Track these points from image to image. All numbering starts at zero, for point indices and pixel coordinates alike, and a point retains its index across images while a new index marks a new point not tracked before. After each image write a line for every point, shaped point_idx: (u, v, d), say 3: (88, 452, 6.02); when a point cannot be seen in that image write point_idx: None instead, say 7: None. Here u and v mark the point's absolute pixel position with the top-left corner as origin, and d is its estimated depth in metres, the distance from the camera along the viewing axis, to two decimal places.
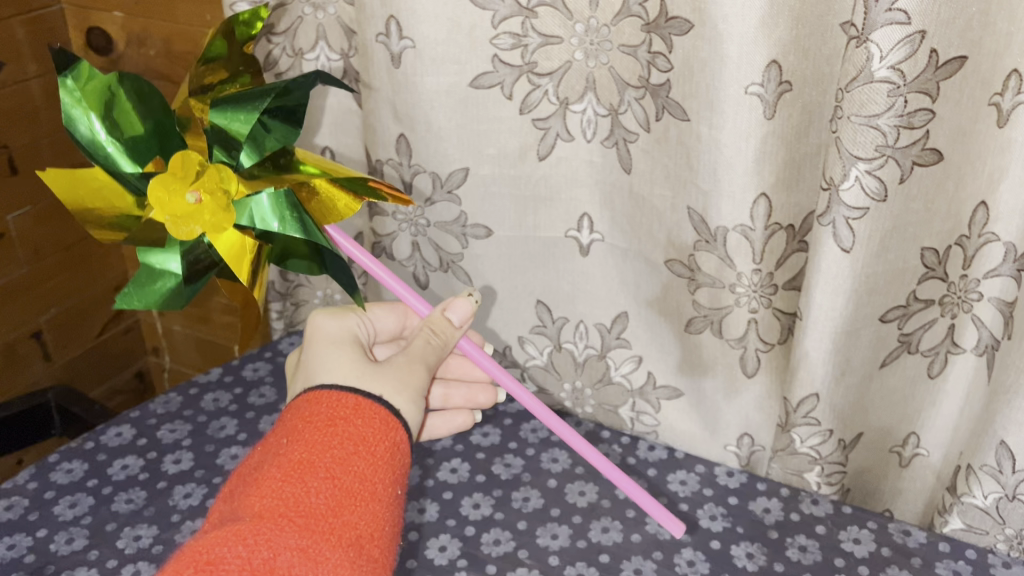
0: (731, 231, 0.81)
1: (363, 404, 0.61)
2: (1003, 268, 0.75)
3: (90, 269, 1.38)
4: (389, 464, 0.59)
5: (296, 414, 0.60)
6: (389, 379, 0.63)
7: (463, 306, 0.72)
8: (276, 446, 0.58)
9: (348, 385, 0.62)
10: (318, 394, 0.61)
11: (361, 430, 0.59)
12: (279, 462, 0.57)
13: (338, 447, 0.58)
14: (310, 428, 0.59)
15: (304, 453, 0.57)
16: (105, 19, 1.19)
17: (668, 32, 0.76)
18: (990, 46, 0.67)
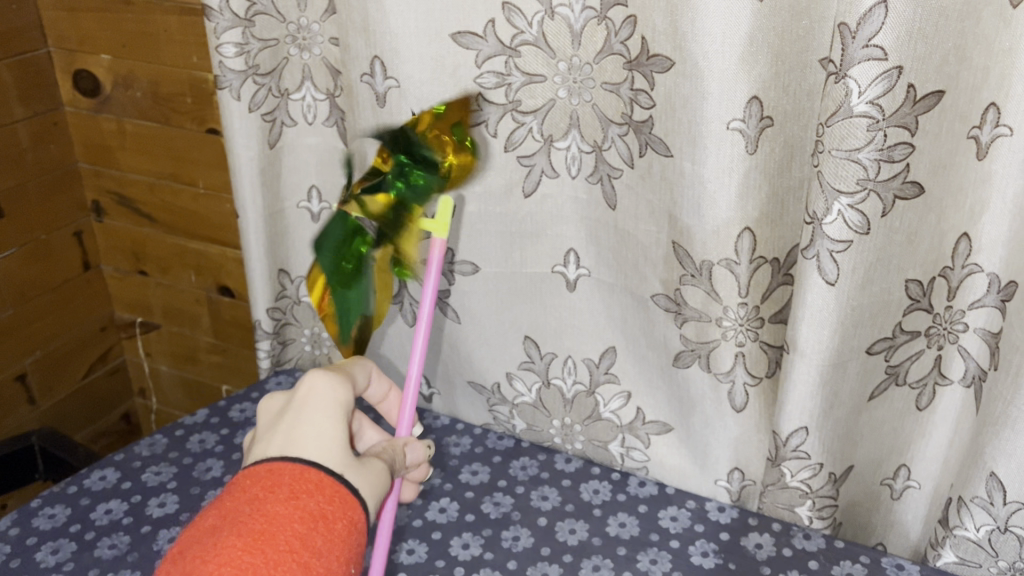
0: (716, 265, 0.81)
1: (326, 483, 0.57)
2: (988, 299, 0.76)
3: (78, 310, 1.37)
4: (347, 545, 0.56)
5: (255, 482, 0.56)
6: (360, 469, 0.59)
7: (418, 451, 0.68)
8: (234, 512, 0.54)
9: (328, 468, 0.58)
10: (280, 465, 0.57)
11: (322, 506, 0.56)
12: (237, 530, 0.53)
13: (299, 520, 0.54)
14: (269, 499, 0.55)
15: (264, 524, 0.53)
16: (92, 62, 1.19)
17: (650, 70, 0.77)
18: (969, 81, 0.68)
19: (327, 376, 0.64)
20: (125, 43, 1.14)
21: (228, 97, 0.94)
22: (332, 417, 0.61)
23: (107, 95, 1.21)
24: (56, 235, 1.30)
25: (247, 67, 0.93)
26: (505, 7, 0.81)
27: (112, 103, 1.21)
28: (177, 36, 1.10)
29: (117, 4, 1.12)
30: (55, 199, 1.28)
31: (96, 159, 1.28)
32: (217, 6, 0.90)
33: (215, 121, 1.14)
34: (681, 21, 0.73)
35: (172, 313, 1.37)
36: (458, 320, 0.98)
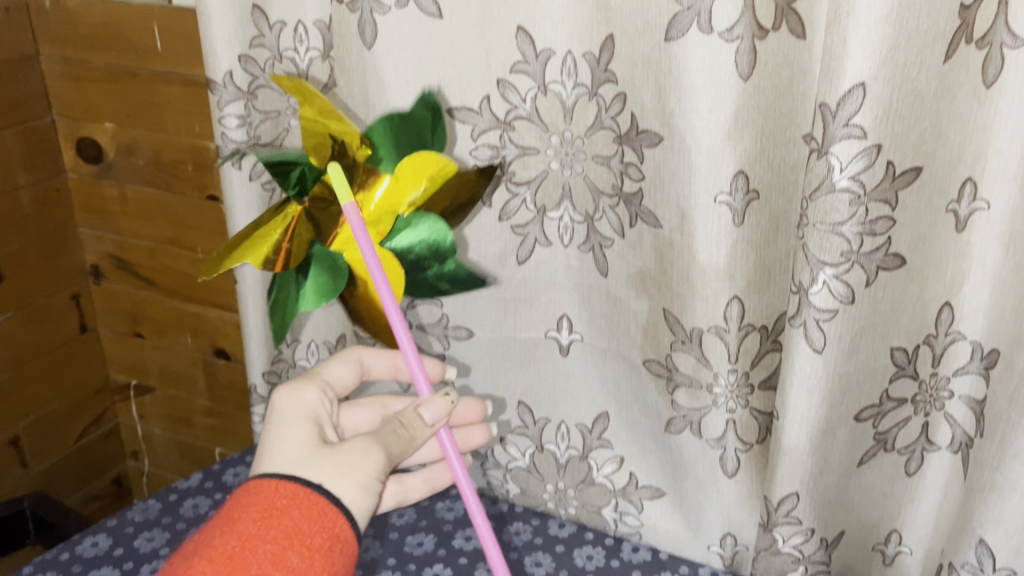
0: (706, 332, 0.83)
1: (301, 495, 0.57)
2: (972, 365, 0.78)
3: (74, 372, 1.37)
4: (328, 561, 0.55)
5: (235, 502, 0.57)
6: (333, 462, 0.59)
7: (438, 405, 0.66)
8: (213, 535, 0.55)
9: (288, 473, 0.58)
10: (257, 482, 0.58)
11: (299, 522, 0.55)
12: (208, 556, 0.53)
13: (273, 541, 0.54)
14: (243, 519, 0.55)
15: (236, 548, 0.53)
16: (96, 130, 1.22)
17: (640, 145, 0.80)
18: (945, 158, 0.71)
19: (290, 390, 0.67)
20: (129, 113, 1.17)
21: (228, 167, 0.96)
22: (296, 428, 0.63)
23: (109, 162, 1.23)
24: (54, 299, 1.31)
25: (249, 138, 0.95)
26: (500, 83, 0.84)
27: (114, 170, 1.23)
28: (180, 105, 1.13)
29: (122, 75, 1.15)
30: (55, 262, 1.30)
31: (97, 223, 1.30)
32: (220, 80, 0.93)
33: (216, 187, 1.16)
34: (669, 99, 0.75)
35: (168, 376, 1.38)
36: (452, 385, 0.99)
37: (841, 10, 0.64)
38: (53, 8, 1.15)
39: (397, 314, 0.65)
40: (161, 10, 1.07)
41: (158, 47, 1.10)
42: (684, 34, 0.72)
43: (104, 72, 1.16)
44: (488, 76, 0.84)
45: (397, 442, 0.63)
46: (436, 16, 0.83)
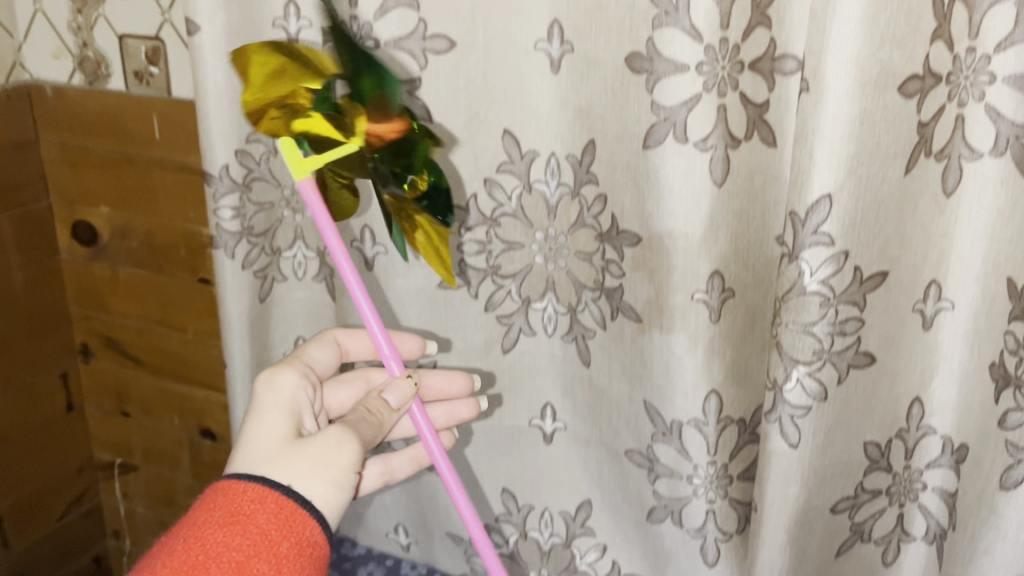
0: (686, 425, 0.85)
1: (270, 497, 0.58)
2: (943, 459, 0.80)
3: (59, 450, 1.38)
4: (295, 564, 0.57)
5: (201, 505, 0.58)
6: (305, 460, 0.61)
7: (401, 389, 0.69)
8: (180, 539, 0.56)
9: (259, 474, 0.60)
10: (225, 485, 0.59)
11: (267, 526, 0.57)
12: (175, 562, 0.54)
13: (239, 548, 0.56)
14: (209, 524, 0.56)
15: (202, 555, 0.55)
16: (91, 214, 1.25)
17: (620, 243, 0.83)
18: (910, 262, 0.75)
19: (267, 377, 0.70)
20: (124, 198, 1.20)
21: (221, 256, 0.98)
22: (272, 420, 0.66)
23: (104, 245, 1.26)
24: (43, 378, 1.32)
25: (242, 229, 0.97)
26: (486, 182, 0.87)
27: (109, 253, 1.26)
28: (175, 191, 1.16)
29: (120, 162, 1.18)
30: (45, 342, 1.31)
31: (88, 303, 1.32)
32: (216, 173, 0.95)
33: (208, 271, 1.19)
34: (647, 202, 0.79)
35: (153, 454, 1.38)
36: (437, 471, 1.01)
37: (806, 126, 0.68)
38: (55, 96, 1.19)
39: (360, 290, 0.67)
40: (160, 101, 1.11)
41: (155, 136, 1.13)
42: (662, 142, 0.76)
43: (101, 159, 1.20)
44: (475, 174, 0.87)
45: (367, 428, 0.66)
46: (426, 118, 0.86)
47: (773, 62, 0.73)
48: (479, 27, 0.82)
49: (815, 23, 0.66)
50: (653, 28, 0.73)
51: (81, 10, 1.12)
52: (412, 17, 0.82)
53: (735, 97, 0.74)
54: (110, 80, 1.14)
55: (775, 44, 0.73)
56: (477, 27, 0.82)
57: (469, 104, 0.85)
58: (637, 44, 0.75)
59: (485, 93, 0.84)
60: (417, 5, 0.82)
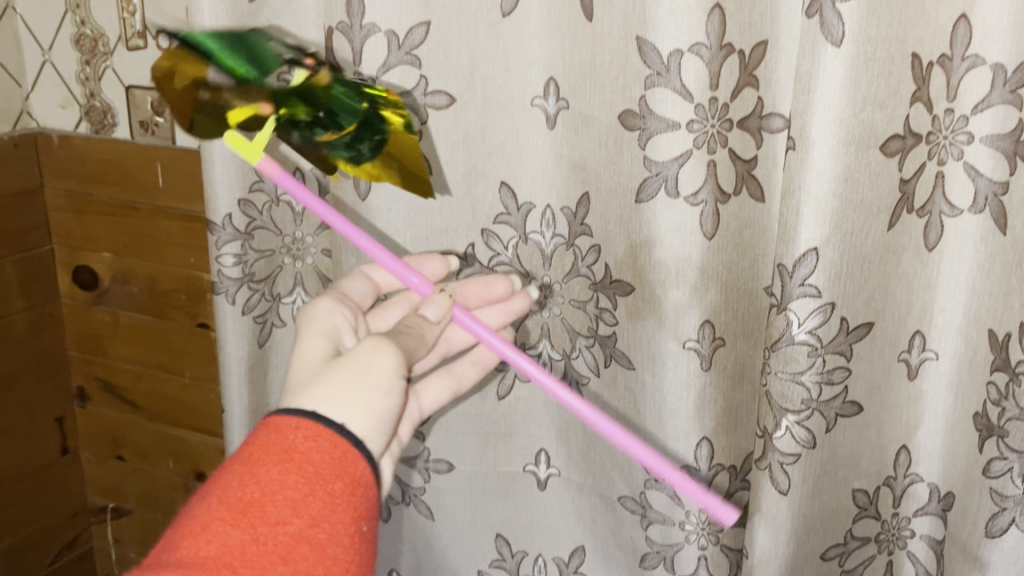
0: (678, 471, 0.86)
1: (323, 433, 0.51)
2: (930, 507, 0.83)
3: (52, 494, 1.37)
4: (353, 506, 0.51)
5: (249, 442, 0.51)
6: (340, 373, 0.55)
7: (435, 304, 0.66)
8: (228, 476, 0.49)
9: (304, 403, 0.53)
10: (276, 420, 0.52)
11: (322, 467, 0.50)
12: (226, 501, 0.48)
13: (294, 486, 0.49)
14: (262, 462, 0.49)
15: (257, 493, 0.48)
16: (93, 259, 1.27)
17: (614, 292, 0.85)
18: (895, 313, 0.77)
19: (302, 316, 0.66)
20: (127, 244, 1.22)
21: (223, 302, 0.99)
22: (307, 346, 0.62)
23: (105, 289, 1.28)
24: (39, 421, 1.33)
25: (244, 275, 0.98)
26: (484, 232, 0.90)
27: (109, 297, 1.28)
28: (177, 238, 1.18)
29: (123, 209, 1.20)
30: (43, 386, 1.32)
31: (87, 347, 1.33)
32: (219, 222, 0.97)
33: (208, 315, 1.20)
34: (640, 254, 0.82)
35: (146, 499, 1.38)
36: (433, 517, 1.00)
37: (793, 183, 0.70)
38: (61, 145, 1.22)
39: (357, 233, 0.69)
40: (165, 150, 1.14)
41: (160, 183, 1.16)
42: (654, 197, 0.79)
43: (105, 205, 1.22)
44: (473, 224, 0.90)
45: (409, 337, 0.61)
46: None
47: (761, 120, 0.77)
48: (478, 84, 0.85)
49: (800, 85, 0.69)
50: (646, 88, 0.76)
51: (89, 62, 1.15)
52: (415, 74, 0.84)
53: (724, 153, 0.77)
54: (116, 129, 1.17)
55: (762, 103, 0.76)
56: (476, 83, 0.85)
57: (467, 157, 0.87)
58: (630, 102, 0.78)
59: (483, 146, 0.87)
60: (419, 63, 0.84)
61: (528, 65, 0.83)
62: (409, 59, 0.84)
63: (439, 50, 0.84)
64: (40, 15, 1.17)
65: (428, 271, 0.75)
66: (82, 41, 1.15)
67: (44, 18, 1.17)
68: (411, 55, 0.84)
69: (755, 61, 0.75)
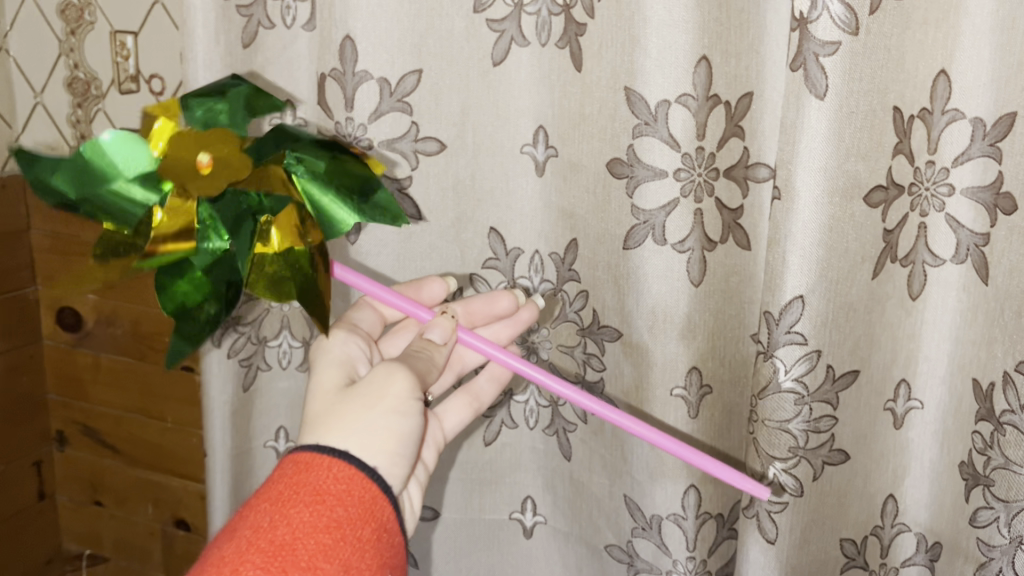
0: (665, 519, 0.84)
1: (353, 477, 0.53)
2: (917, 557, 0.82)
3: (26, 541, 1.34)
4: (377, 553, 0.52)
5: (280, 480, 0.52)
6: (358, 399, 0.57)
7: (442, 325, 0.66)
8: (257, 517, 0.50)
9: (325, 439, 0.55)
10: (309, 457, 0.53)
11: (351, 512, 0.51)
12: (258, 544, 0.49)
13: (324, 531, 0.50)
14: (294, 505, 0.51)
15: (287, 536, 0.49)
16: (77, 300, 1.26)
17: (601, 338, 0.85)
18: (880, 362, 0.78)
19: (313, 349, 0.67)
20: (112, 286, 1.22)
21: (209, 345, 0.99)
22: (321, 378, 0.62)
23: (88, 331, 1.27)
24: (16, 465, 1.31)
25: (231, 318, 0.98)
26: (472, 277, 0.90)
27: (93, 339, 1.27)
28: None
29: None
30: (22, 428, 1.30)
31: (67, 389, 1.32)
32: None
33: (192, 359, 1.20)
34: (628, 300, 0.82)
35: (123, 546, 1.35)
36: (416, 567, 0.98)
37: (779, 232, 0.71)
38: None
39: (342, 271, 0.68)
40: None
41: None
42: (641, 245, 0.79)
43: (92, 248, 1.22)
44: (462, 268, 0.90)
45: (420, 362, 0.62)
46: (416, 216, 0.88)
47: (747, 169, 0.78)
48: (468, 131, 0.86)
49: (785, 136, 0.70)
50: (634, 137, 0.78)
51: (81, 105, 1.16)
52: (406, 120, 0.85)
53: (711, 203, 0.78)
54: None
55: (748, 153, 0.78)
56: (467, 131, 0.86)
57: (456, 204, 0.88)
58: (618, 151, 0.79)
59: (473, 193, 0.88)
60: (410, 109, 0.85)
61: (518, 114, 0.84)
62: (399, 106, 0.85)
63: (430, 98, 0.85)
64: (33, 59, 1.18)
65: (430, 295, 0.75)
66: (75, 85, 1.16)
67: (37, 61, 1.17)
68: (402, 103, 0.84)
69: (741, 112, 0.76)
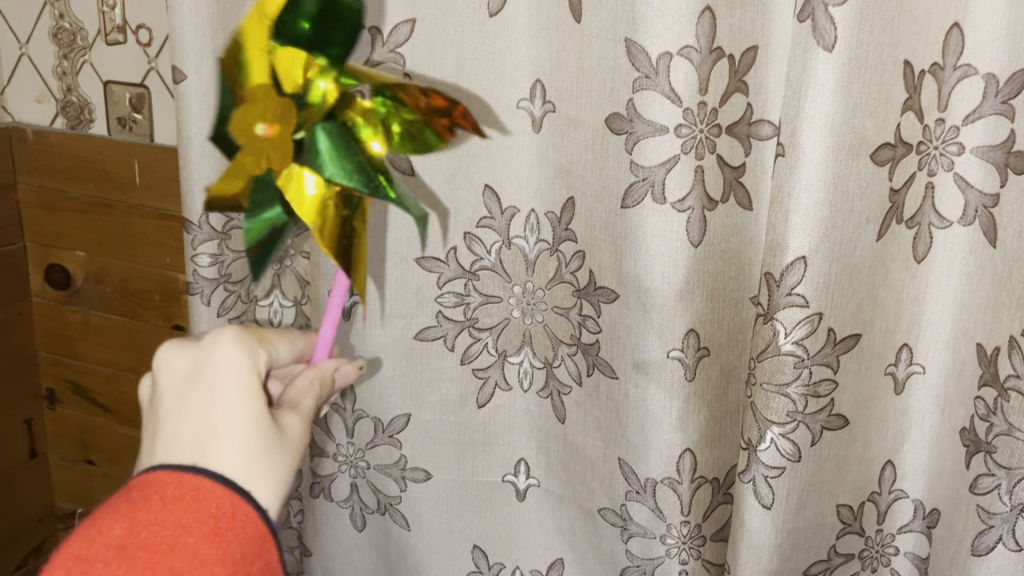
0: (660, 483, 0.83)
1: (253, 518, 0.52)
2: (915, 523, 0.81)
3: (17, 497, 1.34)
4: None
5: (182, 497, 0.51)
6: (289, 452, 0.57)
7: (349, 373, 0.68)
8: (154, 537, 0.49)
9: (241, 485, 0.53)
10: (212, 485, 0.52)
11: (246, 547, 0.51)
12: (152, 571, 0.48)
13: (221, 567, 0.50)
14: (191, 533, 0.50)
15: (184, 566, 0.49)
16: (66, 257, 1.24)
17: (597, 299, 0.83)
18: (883, 325, 0.76)
19: (225, 334, 0.58)
20: (102, 242, 1.20)
21: (197, 302, 0.97)
22: (249, 402, 0.55)
23: (77, 288, 1.25)
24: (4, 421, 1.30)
25: (219, 275, 0.96)
26: (466, 236, 0.87)
27: (82, 296, 1.25)
28: (152, 237, 1.15)
29: (98, 206, 1.18)
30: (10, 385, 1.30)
31: (56, 346, 1.30)
32: (196, 220, 0.94)
33: (182, 318, 1.18)
34: (625, 261, 0.80)
35: None
36: (407, 528, 0.97)
37: (782, 190, 0.69)
38: (36, 140, 1.19)
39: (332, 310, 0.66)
40: (143, 147, 1.11)
41: (135, 181, 1.13)
42: (640, 203, 0.76)
43: (79, 203, 1.19)
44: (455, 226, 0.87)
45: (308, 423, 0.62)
46: (407, 171, 0.86)
47: (750, 127, 0.77)
48: (462, 84, 0.83)
49: (790, 91, 0.68)
50: (634, 91, 0.75)
51: (67, 56, 1.13)
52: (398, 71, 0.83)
53: (712, 160, 0.75)
54: (93, 125, 1.14)
55: (751, 109, 0.76)
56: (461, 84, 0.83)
57: (451, 158, 0.85)
58: (618, 105, 0.77)
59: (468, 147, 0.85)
60: (403, 61, 0.82)
61: (514, 67, 0.82)
62: (392, 57, 0.82)
63: (424, 49, 0.82)
64: (18, 6, 1.14)
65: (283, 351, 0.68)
66: (60, 35, 1.12)
67: (21, 10, 1.14)
68: (395, 53, 0.82)
69: (744, 67, 0.74)
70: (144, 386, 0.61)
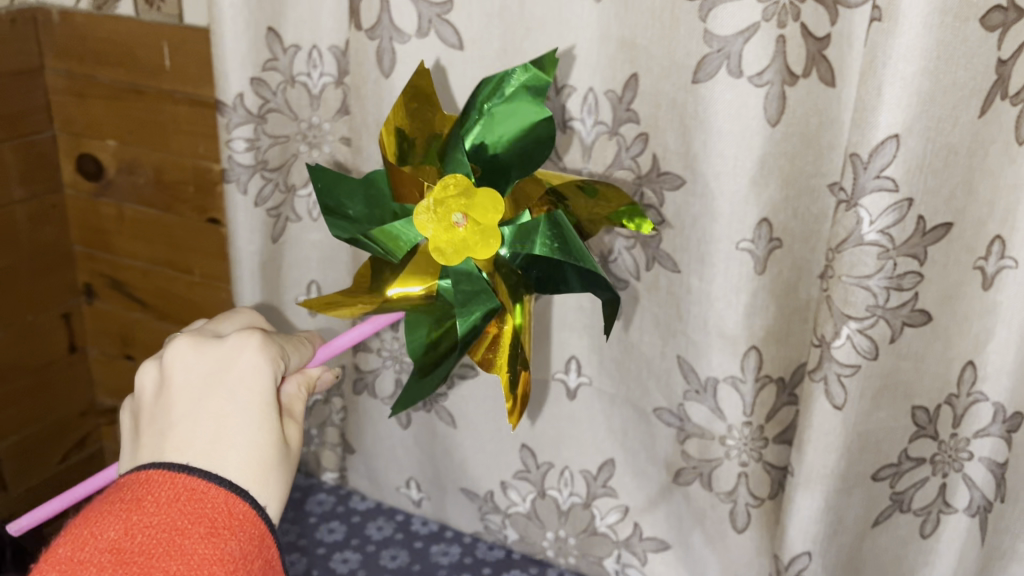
0: (721, 382, 0.79)
1: (249, 519, 0.53)
2: (993, 428, 0.74)
3: (57, 392, 1.34)
4: None
5: (173, 501, 0.51)
6: (290, 467, 0.58)
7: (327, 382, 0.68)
8: (147, 542, 0.49)
9: (240, 485, 0.53)
10: (206, 487, 0.52)
11: (243, 545, 0.51)
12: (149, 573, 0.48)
13: (218, 565, 0.50)
14: (187, 534, 0.50)
15: (181, 568, 0.49)
16: (96, 146, 1.20)
17: (661, 187, 0.77)
18: (975, 214, 0.69)
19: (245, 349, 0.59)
20: (134, 130, 1.15)
21: (234, 191, 0.92)
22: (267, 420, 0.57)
23: (110, 179, 1.21)
24: (44, 315, 1.29)
25: (257, 162, 0.91)
26: None
27: (114, 188, 1.21)
28: (183, 125, 1.11)
29: (129, 93, 1.13)
30: (47, 279, 1.28)
31: (91, 240, 1.28)
32: (230, 102, 0.88)
33: (218, 211, 1.14)
34: (693, 142, 0.74)
35: None
36: (454, 425, 0.95)
37: (875, 59, 0.63)
38: (62, 21, 1.13)
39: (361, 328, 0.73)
40: (172, 28, 1.05)
41: (165, 65, 1.08)
42: (714, 76, 0.70)
43: (108, 89, 1.14)
44: None
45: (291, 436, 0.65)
46: (457, 47, 0.80)
47: None
48: None
49: None
50: None
51: None
52: None
53: (796, 29, 0.69)
54: (119, 4, 1.08)
55: None
56: None
57: (503, 32, 0.78)
58: None
59: (520, 19, 0.77)
60: None
61: None
62: None
63: None
64: None
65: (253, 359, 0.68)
66: None
67: None
68: None
69: None
70: (148, 375, 0.59)
